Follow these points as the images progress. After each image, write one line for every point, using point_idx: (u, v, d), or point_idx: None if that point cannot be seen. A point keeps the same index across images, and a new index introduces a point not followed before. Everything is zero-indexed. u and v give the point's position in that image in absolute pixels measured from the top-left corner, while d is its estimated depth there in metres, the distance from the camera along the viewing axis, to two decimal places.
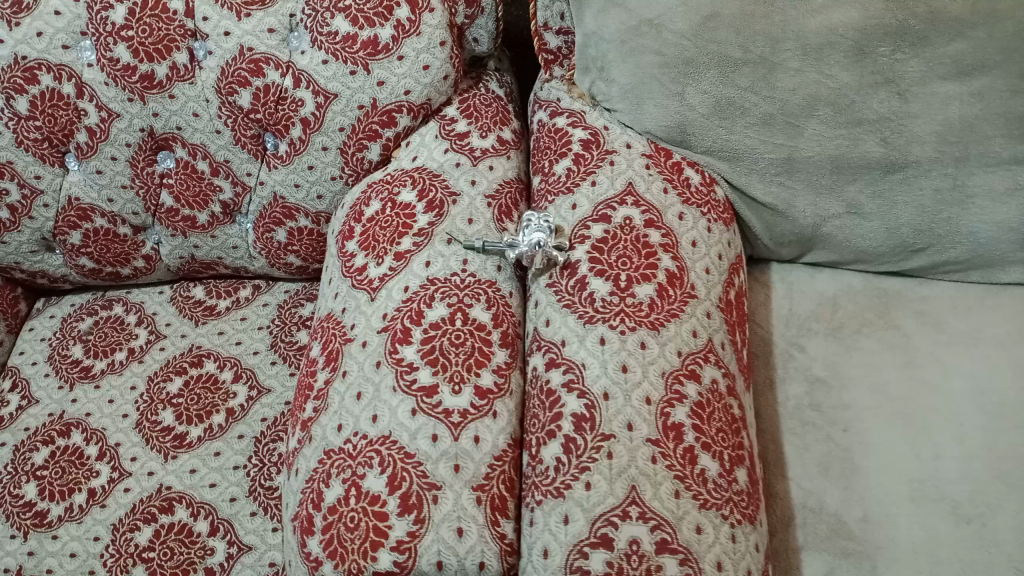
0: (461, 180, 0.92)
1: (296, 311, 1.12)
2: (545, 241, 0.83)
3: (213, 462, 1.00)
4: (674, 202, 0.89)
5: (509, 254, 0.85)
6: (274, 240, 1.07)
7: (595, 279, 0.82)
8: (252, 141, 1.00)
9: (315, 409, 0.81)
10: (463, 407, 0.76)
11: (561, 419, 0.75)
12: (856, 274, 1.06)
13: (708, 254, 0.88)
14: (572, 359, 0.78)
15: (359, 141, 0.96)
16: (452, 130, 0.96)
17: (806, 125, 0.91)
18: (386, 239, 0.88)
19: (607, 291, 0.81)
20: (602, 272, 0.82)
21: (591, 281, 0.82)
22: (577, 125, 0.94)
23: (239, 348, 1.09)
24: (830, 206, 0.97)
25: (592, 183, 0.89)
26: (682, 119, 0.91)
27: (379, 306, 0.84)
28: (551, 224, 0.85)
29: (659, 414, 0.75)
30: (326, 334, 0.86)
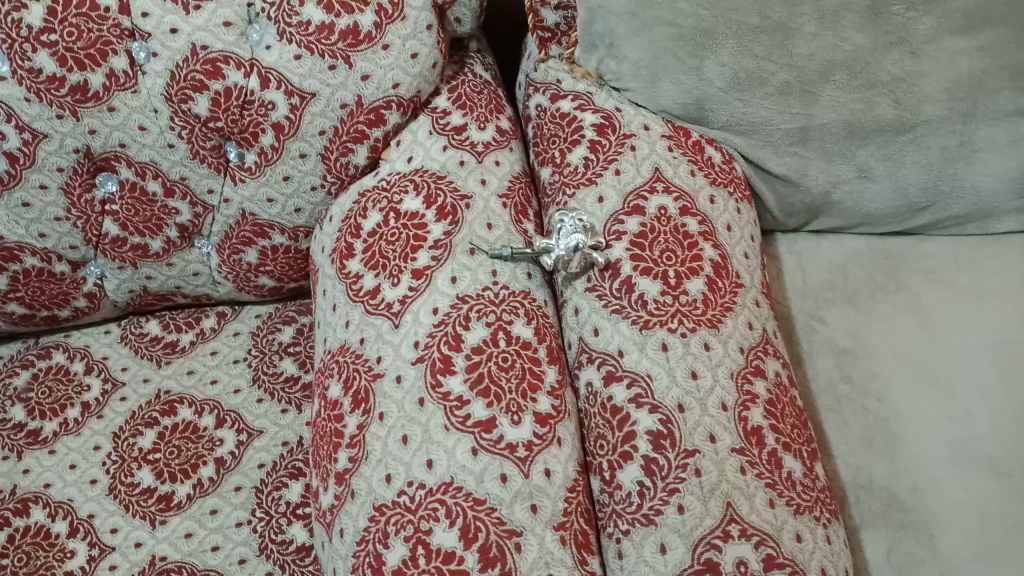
0: (469, 179, 0.82)
1: (273, 339, 1.00)
2: (583, 244, 0.76)
3: (211, 522, 0.89)
4: (703, 185, 0.83)
5: (543, 260, 0.77)
6: (243, 262, 0.95)
7: (644, 280, 0.75)
8: (213, 153, 0.86)
9: (351, 459, 0.72)
10: (526, 438, 0.69)
11: (635, 439, 0.69)
12: (860, 238, 1.04)
13: (743, 236, 0.83)
14: (634, 370, 0.72)
15: (343, 144, 0.85)
16: (446, 125, 0.86)
17: (822, 91, 0.88)
18: (397, 256, 0.79)
19: (657, 291, 0.75)
20: (649, 270, 0.76)
21: (638, 281, 0.75)
22: (586, 108, 0.86)
23: (215, 389, 0.96)
24: (841, 172, 0.93)
25: (616, 172, 0.82)
26: (700, 94, 0.85)
27: (407, 333, 0.74)
28: (587, 224, 0.77)
29: (738, 420, 0.70)
30: (344, 369, 0.76)
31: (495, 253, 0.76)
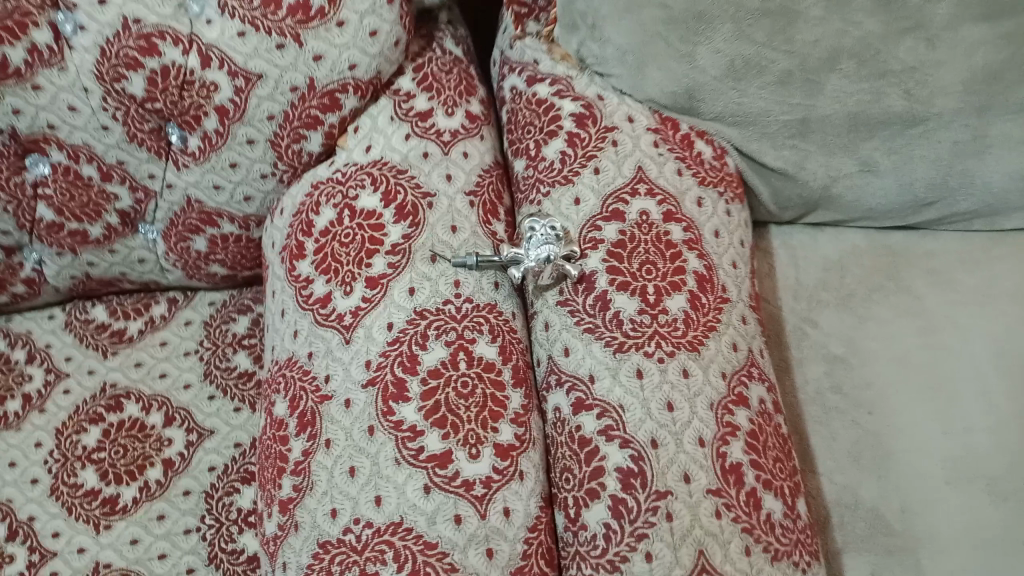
0: (433, 175, 0.75)
1: (226, 330, 0.93)
2: (554, 254, 0.69)
3: (158, 528, 0.84)
4: (690, 185, 0.75)
5: (511, 272, 0.70)
6: (191, 250, 0.87)
7: (620, 296, 0.69)
8: (153, 137, 0.78)
9: (296, 487, 0.66)
10: (485, 475, 0.63)
11: (603, 476, 0.64)
12: (858, 232, 0.97)
13: (732, 243, 0.76)
14: (605, 400, 0.66)
15: (295, 130, 0.77)
16: (409, 110, 0.78)
17: (827, 81, 0.79)
18: (351, 261, 0.72)
19: (634, 309, 0.68)
20: (625, 285, 0.69)
21: (614, 298, 0.69)
22: (565, 95, 0.78)
23: (165, 383, 0.90)
24: (842, 165, 0.85)
25: (595, 170, 0.74)
26: (690, 84, 0.77)
27: (358, 351, 0.68)
28: (559, 232, 0.70)
29: (715, 456, 0.65)
30: (291, 385, 0.70)
31: (457, 261, 0.70)
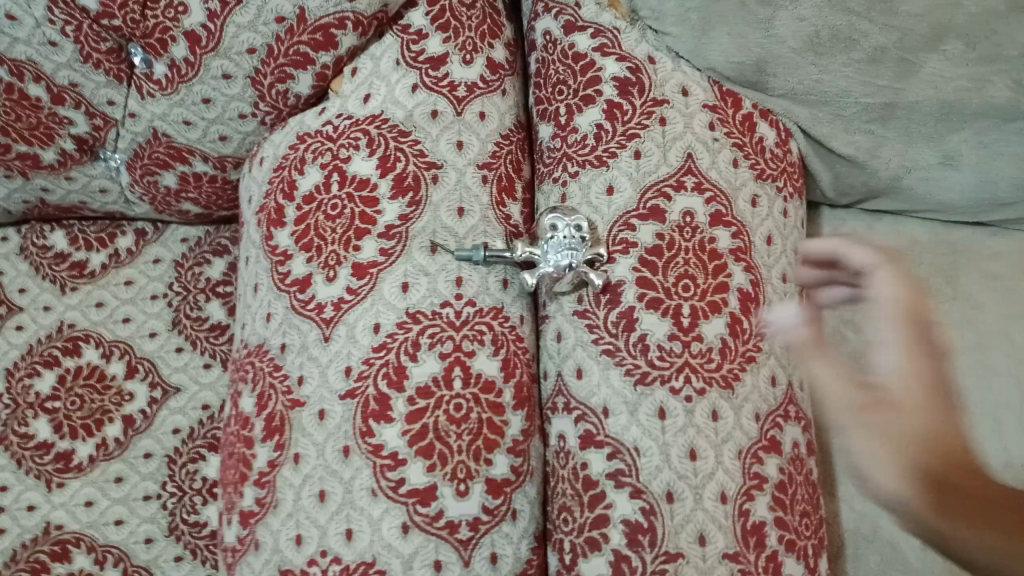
0: (441, 141, 0.63)
1: (199, 274, 0.83)
2: (579, 263, 0.59)
3: (116, 491, 0.77)
4: (746, 180, 0.63)
5: (524, 276, 0.60)
6: (159, 185, 0.76)
7: (650, 315, 0.58)
8: (111, 58, 0.65)
9: (258, 500, 0.58)
10: (472, 515, 0.55)
11: (606, 526, 0.56)
12: (922, 223, 0.84)
13: (785, 252, 0.65)
14: (618, 439, 0.57)
15: (280, 68, 0.64)
16: (419, 54, 0.64)
17: (925, 62, 0.65)
18: (335, 240, 0.60)
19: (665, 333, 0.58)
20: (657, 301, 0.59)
21: (642, 317, 0.58)
22: (609, 52, 0.64)
23: (127, 329, 0.81)
24: (919, 156, 0.71)
25: (635, 154, 0.62)
26: (762, 55, 0.63)
27: (337, 353, 0.58)
28: (583, 232, 0.59)
29: (737, 515, 0.56)
30: (259, 378, 0.61)
31: (461, 253, 0.59)
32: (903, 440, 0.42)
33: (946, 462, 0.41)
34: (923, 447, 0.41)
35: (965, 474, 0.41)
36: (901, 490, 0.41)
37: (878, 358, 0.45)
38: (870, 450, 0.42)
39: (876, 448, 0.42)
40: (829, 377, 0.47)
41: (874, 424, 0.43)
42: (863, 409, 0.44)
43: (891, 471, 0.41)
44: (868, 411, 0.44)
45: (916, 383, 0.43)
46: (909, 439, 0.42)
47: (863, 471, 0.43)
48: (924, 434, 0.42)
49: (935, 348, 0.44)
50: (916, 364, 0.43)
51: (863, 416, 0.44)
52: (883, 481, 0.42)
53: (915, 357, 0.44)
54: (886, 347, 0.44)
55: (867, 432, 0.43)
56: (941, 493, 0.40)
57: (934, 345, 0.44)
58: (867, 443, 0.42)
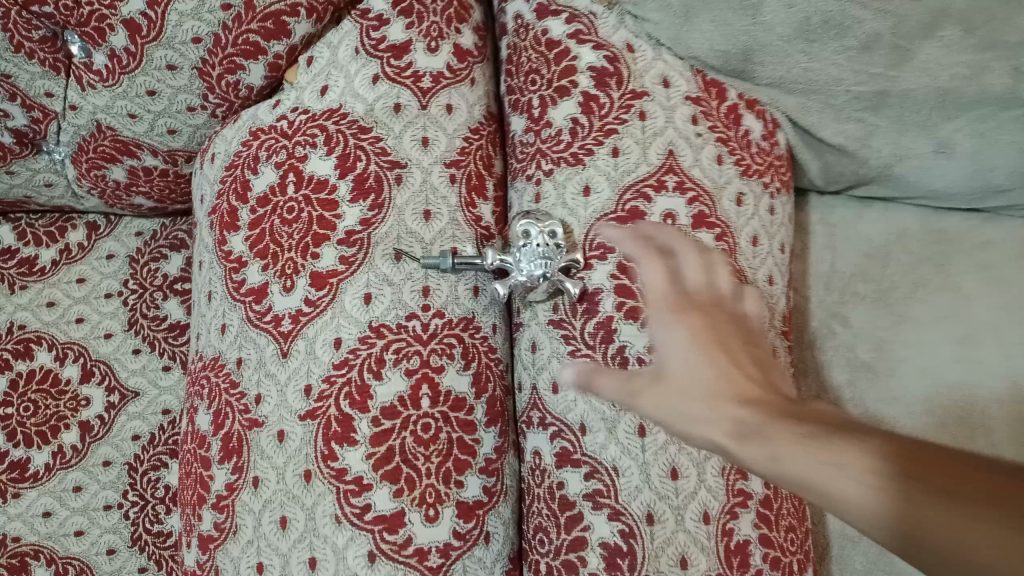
0: (404, 138, 0.58)
1: (155, 270, 0.79)
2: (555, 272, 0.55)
3: (75, 501, 0.73)
4: (730, 177, 0.60)
5: (496, 286, 0.57)
6: (107, 178, 0.70)
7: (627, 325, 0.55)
8: (47, 48, 0.59)
9: (217, 525, 0.55)
10: (442, 542, 0.53)
11: (584, 549, 0.53)
12: (912, 209, 0.81)
13: (771, 252, 0.61)
14: (597, 458, 0.54)
15: (229, 58, 0.59)
16: (379, 42, 0.59)
17: (920, 49, 0.61)
18: (292, 247, 0.56)
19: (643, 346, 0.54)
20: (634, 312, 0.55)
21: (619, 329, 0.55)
22: (584, 39, 0.60)
23: (81, 330, 0.77)
24: (913, 145, 0.67)
25: (613, 151, 0.58)
26: (748, 43, 0.60)
27: (296, 370, 0.54)
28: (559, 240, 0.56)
29: (720, 535, 0.54)
30: (215, 396, 0.57)
31: (427, 260, 0.55)
32: (829, 444, 0.32)
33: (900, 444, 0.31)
34: (849, 444, 0.32)
35: (936, 451, 0.30)
36: (867, 484, 0.30)
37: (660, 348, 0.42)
38: (791, 455, 0.33)
39: (762, 447, 0.34)
40: (623, 383, 0.42)
41: (741, 433, 0.36)
42: (712, 400, 0.38)
43: (846, 470, 0.31)
44: (684, 400, 0.39)
45: (711, 366, 0.39)
46: (815, 438, 0.33)
47: (783, 479, 0.33)
48: (847, 436, 0.32)
49: (759, 351, 0.42)
50: (687, 337, 0.41)
51: (739, 418, 0.37)
52: (826, 489, 0.31)
53: (687, 348, 0.40)
54: (663, 344, 0.41)
55: (767, 440, 0.34)
56: (907, 466, 0.30)
57: (754, 344, 0.42)
58: (778, 450, 0.33)
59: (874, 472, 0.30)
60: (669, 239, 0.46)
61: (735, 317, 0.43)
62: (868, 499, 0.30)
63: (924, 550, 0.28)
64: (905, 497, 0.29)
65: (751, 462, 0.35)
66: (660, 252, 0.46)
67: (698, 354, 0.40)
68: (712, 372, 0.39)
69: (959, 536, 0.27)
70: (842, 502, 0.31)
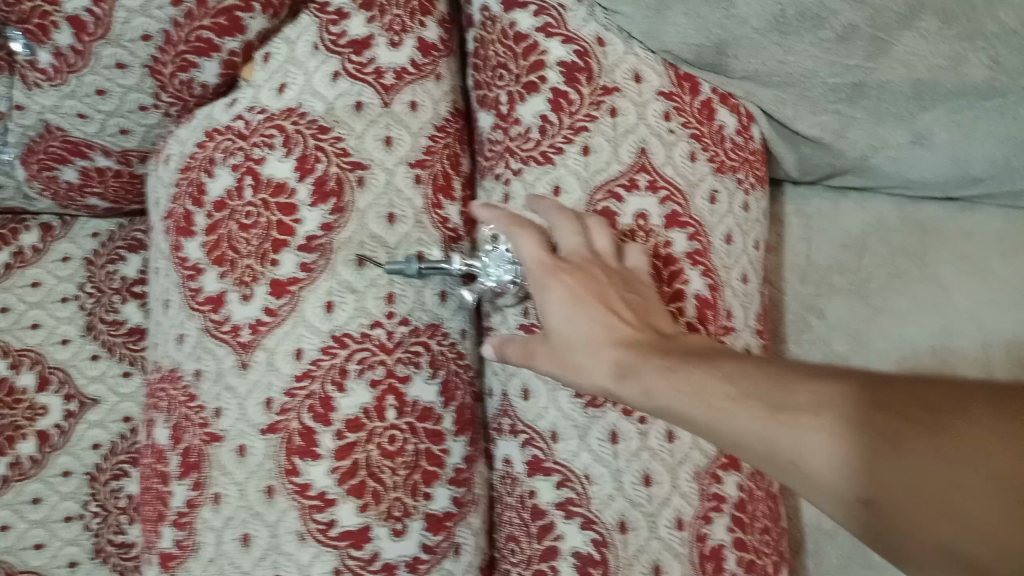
0: (366, 138, 0.56)
1: (113, 272, 0.76)
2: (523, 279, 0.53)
3: (33, 513, 0.71)
4: (704, 174, 0.58)
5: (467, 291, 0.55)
6: (58, 180, 0.67)
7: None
8: None
9: (177, 542, 0.53)
10: (411, 556, 0.51)
11: (556, 559, 0.52)
12: (888, 200, 0.80)
13: (745, 250, 0.60)
14: (568, 467, 0.53)
15: (181, 55, 0.56)
16: (339, 37, 0.57)
17: (898, 40, 0.60)
18: (250, 253, 0.54)
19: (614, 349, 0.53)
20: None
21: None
22: (552, 32, 0.57)
23: (37, 336, 0.74)
24: (888, 137, 0.66)
25: (584, 150, 0.56)
26: (722, 36, 0.58)
27: (257, 382, 0.52)
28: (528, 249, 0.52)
29: (695, 541, 0.53)
30: (173, 407, 0.55)
31: (392, 266, 0.53)
32: (791, 409, 0.39)
33: (872, 418, 0.37)
34: (794, 400, 0.39)
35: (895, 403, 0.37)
36: (830, 449, 0.37)
37: (546, 316, 0.49)
38: (710, 408, 0.41)
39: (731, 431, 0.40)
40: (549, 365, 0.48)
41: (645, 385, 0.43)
42: (598, 350, 0.46)
43: (813, 441, 0.38)
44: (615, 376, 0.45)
45: (596, 318, 0.47)
46: (793, 397, 0.40)
47: (726, 436, 0.40)
48: (796, 389, 0.40)
49: (638, 294, 0.50)
50: (569, 295, 0.48)
51: (616, 361, 0.45)
52: (806, 465, 0.38)
53: (571, 307, 0.48)
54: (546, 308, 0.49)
55: (693, 398, 0.42)
56: (873, 421, 0.37)
57: (631, 290, 0.50)
58: (679, 398, 0.42)
59: (850, 444, 0.37)
60: (548, 211, 0.53)
61: (616, 270, 0.51)
62: (844, 469, 0.37)
63: (892, 515, 0.36)
64: (874, 462, 0.36)
65: (666, 409, 0.43)
66: (527, 228, 0.52)
67: (584, 313, 0.47)
68: (605, 325, 0.47)
69: (922, 484, 0.35)
70: (815, 473, 0.37)
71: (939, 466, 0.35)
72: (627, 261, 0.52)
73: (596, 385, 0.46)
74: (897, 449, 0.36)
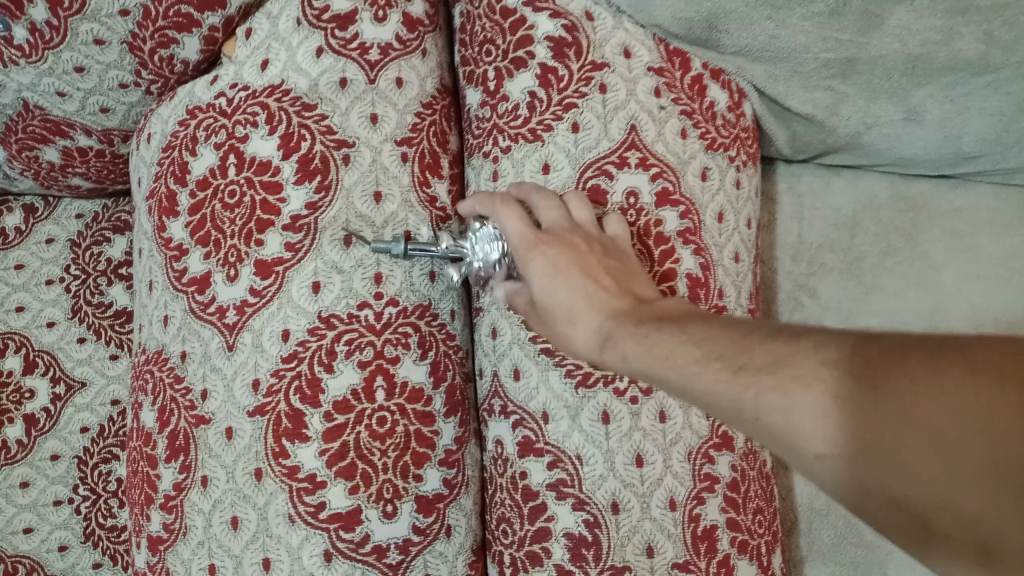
0: (352, 115, 0.55)
1: (98, 254, 0.75)
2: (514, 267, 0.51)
3: (22, 497, 0.70)
4: (695, 151, 0.57)
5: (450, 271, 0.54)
6: (41, 160, 0.67)
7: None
8: None
9: (166, 526, 0.53)
10: (402, 538, 0.51)
11: (548, 540, 0.52)
12: (881, 177, 0.80)
13: (737, 228, 0.60)
14: (559, 447, 0.52)
15: (160, 31, 0.55)
16: (322, 13, 0.55)
17: (891, 14, 0.59)
18: (235, 233, 0.53)
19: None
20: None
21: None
22: (540, 6, 0.56)
23: (22, 320, 0.73)
24: (881, 112, 0.66)
25: (573, 127, 0.55)
26: (713, 10, 0.56)
27: (244, 364, 0.52)
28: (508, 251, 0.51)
29: (687, 521, 0.52)
30: (159, 390, 0.55)
31: (377, 245, 0.52)
32: (761, 372, 0.36)
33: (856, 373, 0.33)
34: (770, 360, 0.36)
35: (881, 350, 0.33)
36: (807, 413, 0.34)
37: (530, 287, 0.49)
38: (683, 374, 0.40)
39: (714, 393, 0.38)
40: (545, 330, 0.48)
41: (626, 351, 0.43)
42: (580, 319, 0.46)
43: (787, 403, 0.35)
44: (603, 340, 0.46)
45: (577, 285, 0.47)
46: (756, 356, 0.37)
47: (705, 402, 0.39)
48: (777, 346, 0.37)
49: (620, 262, 0.49)
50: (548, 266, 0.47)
51: (599, 330, 0.45)
52: (785, 427, 0.35)
53: (550, 277, 0.47)
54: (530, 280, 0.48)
55: (668, 365, 0.40)
56: (857, 381, 0.33)
57: (611, 256, 0.49)
58: (655, 365, 0.41)
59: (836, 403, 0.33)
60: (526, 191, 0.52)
61: (597, 236, 0.50)
62: (828, 430, 0.33)
63: (885, 489, 0.32)
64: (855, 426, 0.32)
65: (644, 376, 0.42)
66: (506, 200, 0.51)
67: (564, 282, 0.47)
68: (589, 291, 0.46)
69: (908, 445, 0.31)
70: (798, 437, 0.35)
71: (937, 420, 0.31)
72: (608, 231, 0.52)
73: (583, 354, 0.46)
74: (881, 400, 0.32)
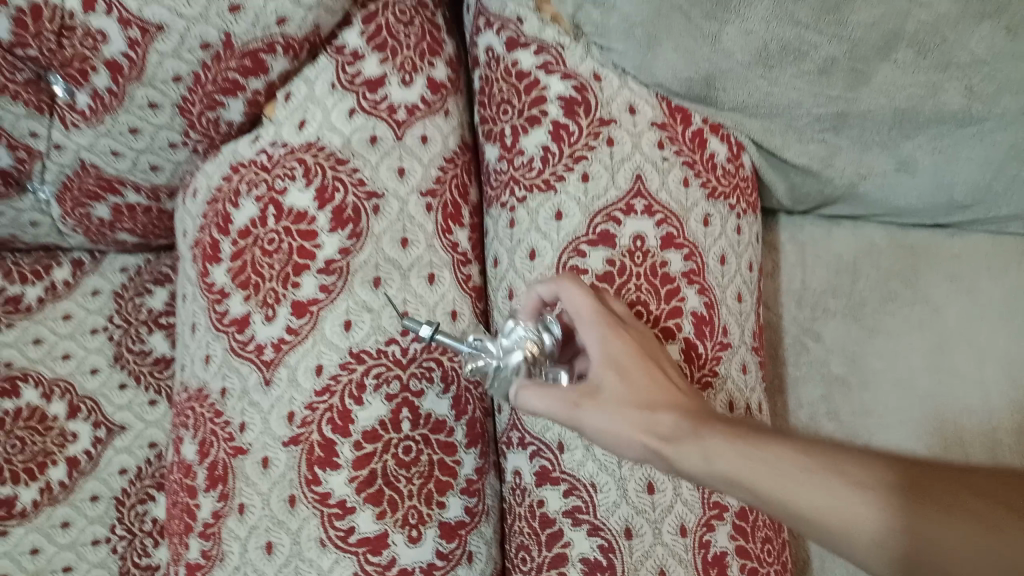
0: (381, 168, 0.60)
1: (140, 305, 0.80)
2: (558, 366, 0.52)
3: (63, 537, 0.73)
4: (697, 199, 0.62)
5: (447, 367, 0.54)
6: (92, 216, 0.73)
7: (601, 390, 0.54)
8: (30, 89, 0.61)
9: (204, 553, 0.56)
10: (427, 561, 0.54)
11: (566, 565, 0.55)
12: (880, 227, 0.83)
13: (739, 270, 0.64)
14: (575, 475, 0.55)
15: (209, 95, 0.61)
16: (355, 77, 0.61)
17: (878, 70, 0.64)
18: (274, 277, 0.58)
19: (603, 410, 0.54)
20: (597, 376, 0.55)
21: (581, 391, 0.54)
22: (554, 69, 0.62)
23: (68, 367, 0.78)
24: (874, 163, 0.70)
25: (583, 177, 0.60)
26: (710, 70, 0.61)
27: (280, 398, 0.56)
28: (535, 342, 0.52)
29: (697, 547, 0.55)
30: (200, 424, 0.58)
31: (405, 327, 0.52)
32: (848, 479, 0.41)
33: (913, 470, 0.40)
34: (835, 463, 0.42)
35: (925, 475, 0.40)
36: (870, 511, 0.40)
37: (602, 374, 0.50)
38: (766, 471, 0.43)
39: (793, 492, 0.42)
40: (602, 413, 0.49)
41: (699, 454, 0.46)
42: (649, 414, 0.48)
43: (854, 501, 0.40)
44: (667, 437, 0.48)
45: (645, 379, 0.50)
46: (837, 466, 0.42)
47: (783, 503, 0.42)
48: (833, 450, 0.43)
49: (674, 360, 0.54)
50: (620, 355, 0.51)
51: (670, 422, 0.48)
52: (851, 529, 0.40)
53: (621, 364, 0.50)
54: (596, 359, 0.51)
55: (747, 459, 0.44)
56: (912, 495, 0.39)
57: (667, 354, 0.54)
58: (734, 461, 0.44)
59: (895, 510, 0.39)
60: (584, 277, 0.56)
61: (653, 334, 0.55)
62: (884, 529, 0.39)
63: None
64: (920, 522, 0.38)
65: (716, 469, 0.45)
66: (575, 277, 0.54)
67: (644, 378, 0.50)
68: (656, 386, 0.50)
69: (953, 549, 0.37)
70: (856, 532, 0.40)
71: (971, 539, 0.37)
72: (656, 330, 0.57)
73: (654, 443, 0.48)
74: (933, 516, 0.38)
